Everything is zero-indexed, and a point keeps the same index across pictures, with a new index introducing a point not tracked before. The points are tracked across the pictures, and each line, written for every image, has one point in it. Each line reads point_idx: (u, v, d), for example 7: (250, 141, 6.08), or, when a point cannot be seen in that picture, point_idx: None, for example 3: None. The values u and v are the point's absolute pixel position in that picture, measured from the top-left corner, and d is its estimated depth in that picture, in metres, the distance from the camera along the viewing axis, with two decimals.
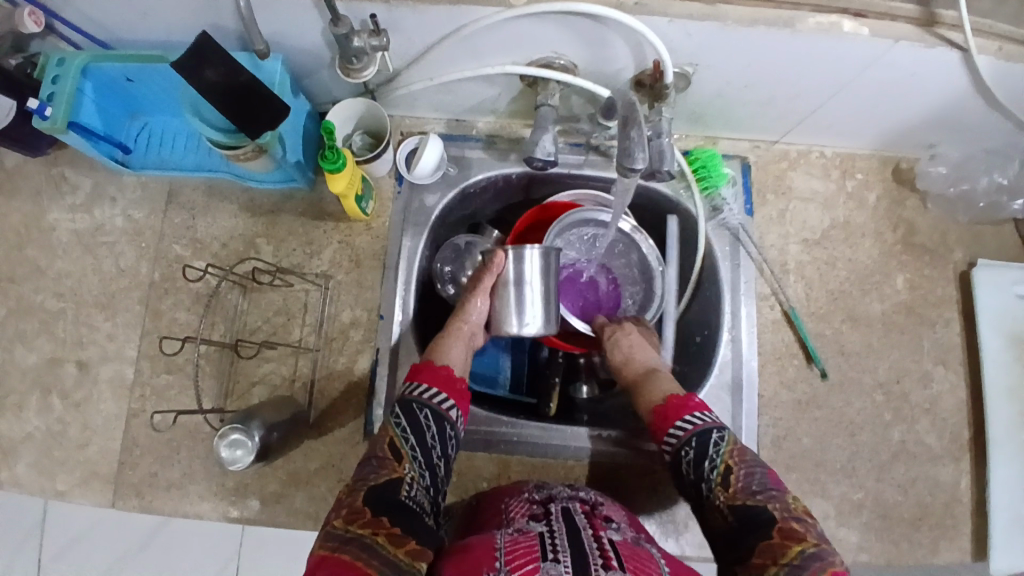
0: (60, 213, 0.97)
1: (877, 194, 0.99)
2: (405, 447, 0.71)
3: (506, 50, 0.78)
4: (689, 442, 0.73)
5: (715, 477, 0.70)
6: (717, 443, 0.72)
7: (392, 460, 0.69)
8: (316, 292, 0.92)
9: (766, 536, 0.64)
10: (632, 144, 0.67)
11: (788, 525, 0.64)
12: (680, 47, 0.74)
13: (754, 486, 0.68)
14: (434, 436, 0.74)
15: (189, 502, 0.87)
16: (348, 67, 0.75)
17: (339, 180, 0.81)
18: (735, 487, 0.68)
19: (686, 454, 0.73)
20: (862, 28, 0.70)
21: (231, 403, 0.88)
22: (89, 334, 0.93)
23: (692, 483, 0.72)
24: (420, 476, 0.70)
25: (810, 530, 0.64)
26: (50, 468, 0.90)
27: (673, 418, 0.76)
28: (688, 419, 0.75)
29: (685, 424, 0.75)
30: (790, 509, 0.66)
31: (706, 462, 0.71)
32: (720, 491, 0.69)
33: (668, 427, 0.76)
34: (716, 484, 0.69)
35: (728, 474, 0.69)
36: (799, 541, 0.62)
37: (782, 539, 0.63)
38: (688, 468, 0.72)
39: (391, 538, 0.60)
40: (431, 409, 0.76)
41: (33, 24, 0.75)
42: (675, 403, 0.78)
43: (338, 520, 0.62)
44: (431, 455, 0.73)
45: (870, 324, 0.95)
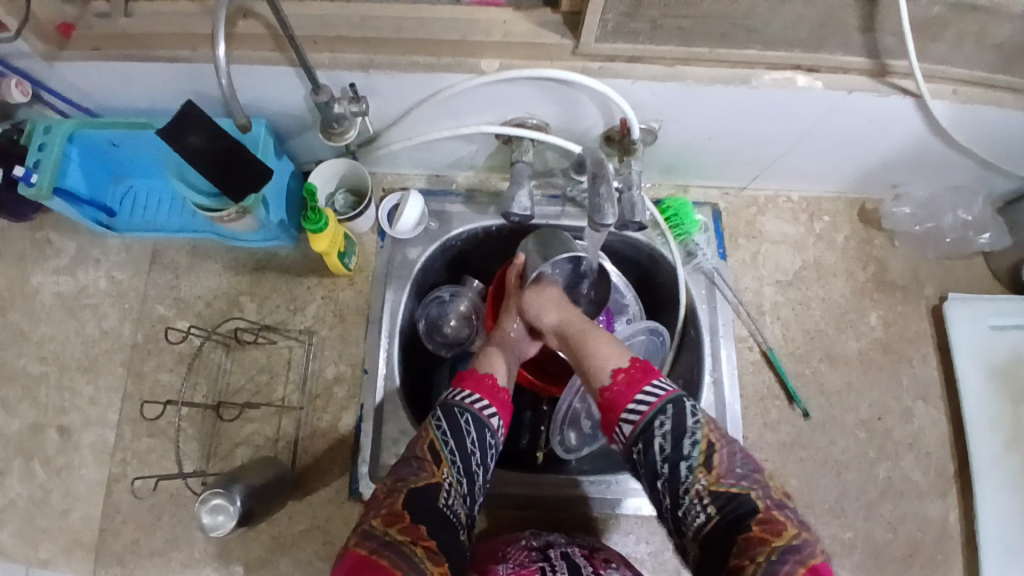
0: (44, 276, 0.97)
1: (845, 234, 1.03)
2: (445, 452, 0.71)
3: (480, 111, 0.81)
4: (664, 411, 0.69)
5: (697, 456, 0.67)
6: (695, 418, 0.69)
7: (432, 463, 0.69)
8: (301, 348, 0.92)
9: (745, 530, 0.61)
10: (601, 200, 0.69)
11: (768, 517, 0.62)
12: (644, 106, 0.78)
13: (737, 468, 0.67)
14: (474, 443, 0.73)
15: (171, 570, 0.85)
16: (329, 131, 0.78)
17: (322, 239, 0.83)
18: (718, 471, 0.66)
19: (659, 425, 0.69)
20: (816, 82, 0.74)
21: (213, 464, 0.87)
22: (71, 398, 0.92)
23: (668, 460, 0.68)
24: (458, 482, 0.70)
25: (790, 519, 0.63)
26: (30, 537, 0.88)
27: (634, 392, 0.72)
28: (655, 388, 0.71)
29: (653, 395, 0.71)
30: (771, 498, 0.65)
31: (686, 438, 0.68)
32: (701, 473, 0.66)
33: (630, 401, 0.71)
34: (698, 465, 0.67)
35: (711, 454, 0.67)
36: (780, 535, 0.60)
37: (761, 534, 0.60)
38: (664, 442, 0.68)
39: (428, 554, 0.59)
40: (473, 415, 0.75)
41: (19, 94, 0.77)
42: (622, 380, 0.73)
43: (377, 519, 0.62)
44: (470, 463, 0.72)
45: (848, 362, 0.97)
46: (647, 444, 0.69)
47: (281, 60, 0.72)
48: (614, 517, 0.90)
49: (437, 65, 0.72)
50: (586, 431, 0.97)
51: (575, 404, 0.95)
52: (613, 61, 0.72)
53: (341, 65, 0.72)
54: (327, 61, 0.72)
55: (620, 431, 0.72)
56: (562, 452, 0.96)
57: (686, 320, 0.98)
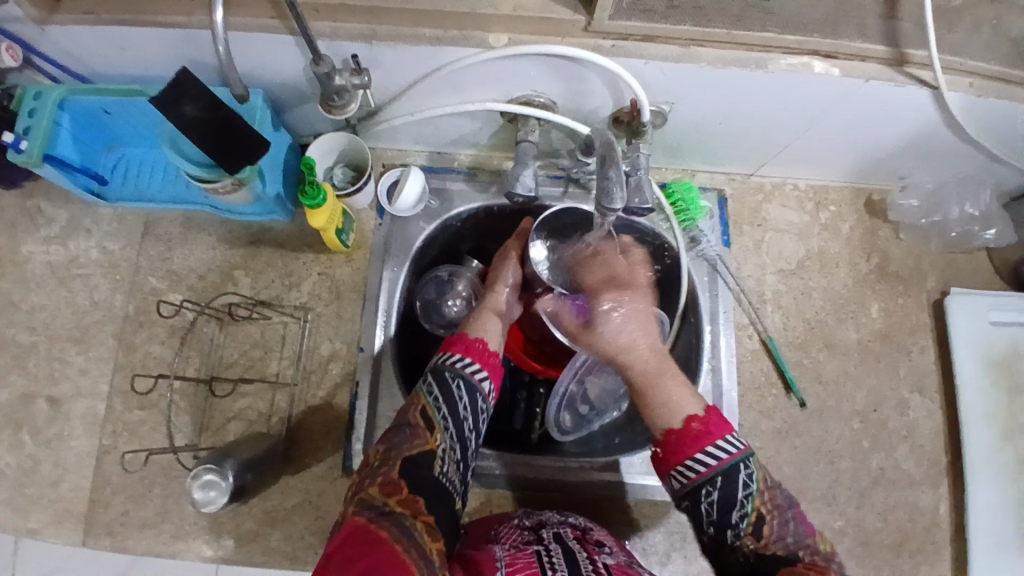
0: (34, 245, 0.95)
1: (850, 224, 1.02)
2: (438, 418, 0.71)
3: (486, 87, 0.78)
4: (713, 482, 0.67)
5: (745, 526, 0.66)
6: (747, 489, 0.67)
7: (425, 431, 0.69)
8: (295, 324, 0.91)
9: (789, 567, 0.63)
10: (609, 183, 0.68)
11: (814, 562, 0.64)
12: (655, 86, 0.76)
13: (786, 536, 0.66)
14: (465, 407, 0.74)
15: (163, 542, 0.85)
16: (329, 104, 0.75)
17: (319, 215, 0.81)
18: (766, 538, 0.66)
19: (709, 495, 0.67)
20: (832, 69, 0.71)
21: (206, 438, 0.87)
22: (61, 369, 0.91)
23: (713, 524, 0.68)
24: (451, 448, 0.71)
25: (831, 565, 0.64)
26: (19, 506, 0.87)
27: (689, 453, 0.69)
28: (711, 451, 0.68)
29: (717, 454, 0.68)
30: (818, 552, 0.65)
31: (735, 509, 0.67)
32: (750, 540, 0.66)
33: (689, 456, 0.69)
34: (746, 532, 0.66)
35: (760, 524, 0.66)
36: (823, 572, 0.62)
37: (806, 569, 0.62)
38: (711, 510, 0.67)
39: (426, 529, 0.60)
40: (464, 379, 0.76)
41: (10, 59, 0.74)
42: (695, 429, 0.70)
43: (374, 490, 0.63)
44: (462, 428, 0.73)
45: (846, 353, 0.97)
46: (695, 505, 0.69)
47: (281, 28, 0.69)
48: (607, 500, 0.90)
49: (443, 38, 0.70)
50: (581, 415, 0.97)
51: (572, 386, 0.95)
52: (626, 40, 0.69)
53: (343, 35, 0.69)
54: (328, 30, 0.69)
55: (671, 482, 0.71)
56: (557, 434, 0.96)
57: (686, 305, 0.97)
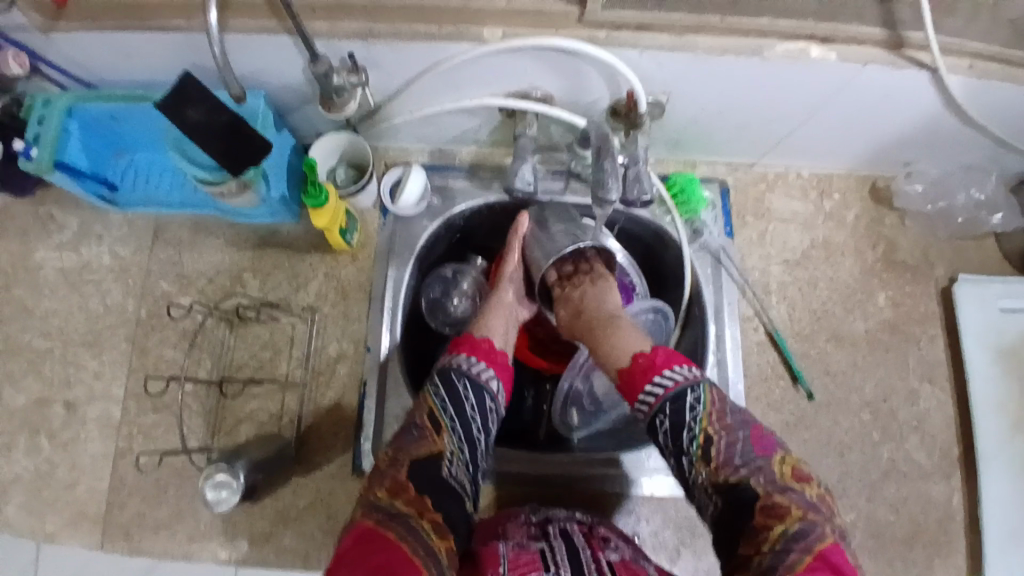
0: (47, 252, 0.97)
1: (856, 213, 1.01)
2: (445, 418, 0.72)
3: (484, 83, 0.79)
4: (664, 409, 0.71)
5: (696, 450, 0.68)
6: (695, 410, 0.70)
7: (433, 431, 0.70)
8: (303, 325, 0.92)
9: (749, 518, 0.63)
10: (605, 174, 0.69)
11: (774, 502, 0.63)
12: (652, 76, 0.76)
13: (737, 458, 0.67)
14: (473, 408, 0.75)
15: (178, 542, 0.86)
16: (329, 103, 0.76)
17: (322, 216, 0.82)
18: (717, 462, 0.67)
19: (662, 424, 0.71)
20: (830, 53, 0.71)
21: (218, 440, 0.88)
22: (76, 373, 0.93)
23: (672, 454, 0.70)
24: (460, 450, 0.71)
25: (795, 501, 0.63)
26: (38, 509, 0.90)
27: (638, 386, 0.73)
28: (664, 375, 0.72)
29: (657, 390, 0.72)
30: (776, 482, 0.65)
31: (685, 432, 0.69)
32: (702, 466, 0.68)
33: (636, 394, 0.73)
34: (698, 457, 0.68)
35: (709, 446, 0.68)
36: (785, 519, 0.62)
37: (764, 522, 0.63)
38: (667, 438, 0.70)
39: (433, 527, 0.62)
40: (471, 380, 0.76)
41: (17, 66, 0.76)
42: (627, 376, 0.75)
43: (381, 491, 0.64)
44: (470, 429, 0.73)
45: (854, 343, 0.96)
46: (657, 437, 0.72)
47: (279, 29, 0.70)
48: (615, 494, 0.90)
49: (439, 35, 0.70)
50: (589, 410, 0.97)
51: (577, 383, 0.96)
52: (620, 30, 0.69)
53: (340, 34, 0.70)
54: (325, 30, 0.70)
55: (637, 420, 0.75)
56: (566, 432, 0.97)
57: (690, 297, 0.97)
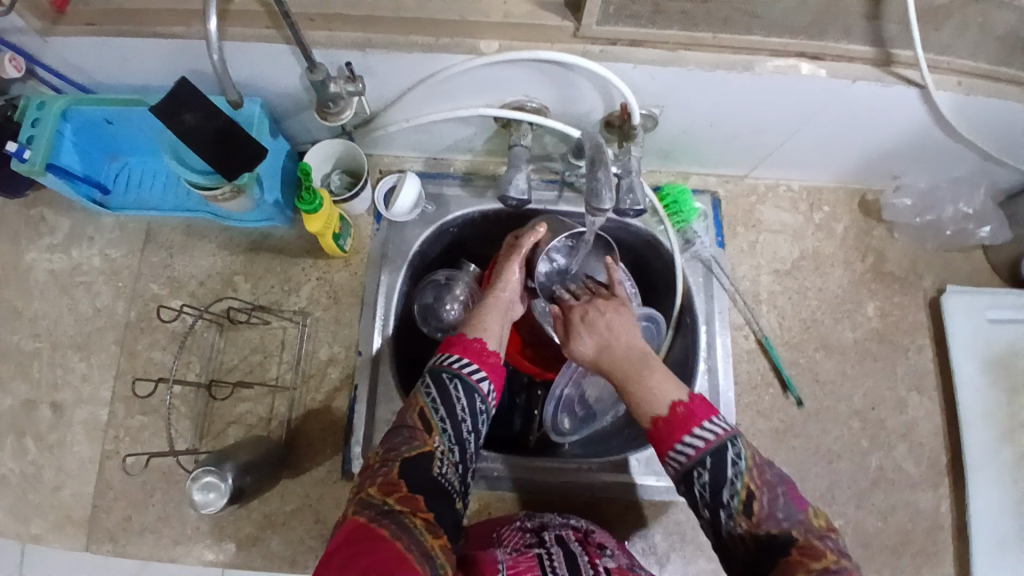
0: (38, 254, 0.97)
1: (845, 224, 1.02)
2: (436, 419, 0.71)
3: (478, 94, 0.80)
4: (703, 462, 0.63)
5: (736, 505, 0.62)
6: (736, 466, 0.63)
7: (423, 432, 0.70)
8: (294, 329, 0.92)
9: (784, 554, 0.60)
10: (598, 184, 0.70)
11: (810, 545, 0.60)
12: (645, 90, 0.77)
13: (778, 512, 0.61)
14: (464, 409, 0.73)
15: (164, 546, 0.85)
16: (324, 112, 0.76)
17: (315, 220, 0.82)
18: (758, 515, 0.61)
19: (700, 476, 0.64)
20: (820, 69, 0.73)
21: (206, 442, 0.88)
22: (63, 375, 0.92)
23: (707, 506, 0.64)
24: (450, 450, 0.70)
25: (831, 546, 0.60)
26: (22, 513, 0.89)
27: (677, 436, 0.66)
28: (695, 432, 0.65)
29: (695, 443, 0.65)
30: (812, 528, 0.61)
31: (726, 488, 0.62)
32: (741, 518, 0.62)
33: (675, 442, 0.66)
34: (737, 511, 0.62)
35: (751, 501, 0.62)
36: (819, 559, 0.59)
37: (800, 557, 0.59)
38: (704, 491, 0.63)
39: (427, 526, 0.59)
40: (462, 380, 0.75)
41: (13, 69, 0.76)
42: (664, 425, 0.67)
43: (373, 488, 0.62)
44: (461, 431, 0.72)
45: (843, 352, 0.97)
46: (689, 488, 0.65)
47: (277, 38, 0.71)
48: (605, 501, 0.90)
49: (436, 46, 0.71)
50: (580, 415, 0.98)
51: (568, 390, 0.97)
52: (614, 45, 0.70)
53: (337, 44, 0.71)
54: (323, 39, 0.71)
55: (664, 468, 0.67)
56: (556, 435, 0.96)
57: (682, 306, 0.97)
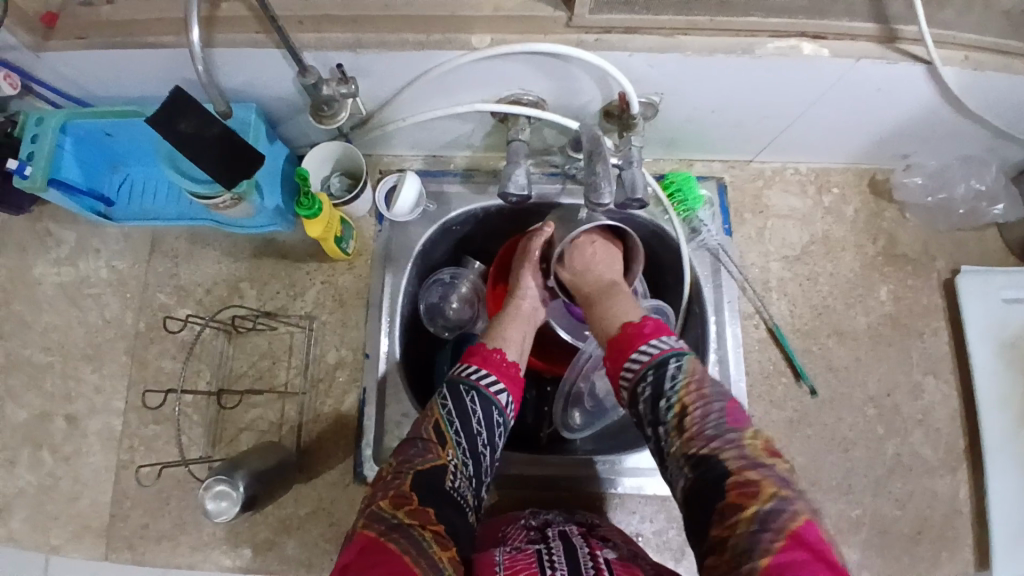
0: (45, 267, 0.98)
1: (855, 207, 1.00)
2: (451, 433, 0.72)
3: (474, 89, 0.79)
4: (647, 373, 0.71)
5: (671, 419, 0.67)
6: (676, 375, 0.69)
7: (438, 445, 0.70)
8: (301, 333, 0.92)
9: (719, 492, 0.61)
10: (598, 178, 0.69)
11: (743, 476, 0.61)
12: (644, 78, 0.75)
13: (710, 430, 0.65)
14: (479, 422, 0.74)
15: (181, 553, 0.86)
16: (320, 114, 0.75)
17: (316, 224, 0.81)
18: (691, 432, 0.66)
19: (642, 391, 0.70)
20: (822, 49, 0.71)
21: (219, 450, 0.88)
22: (77, 387, 0.93)
23: (650, 423, 0.69)
24: (464, 464, 0.71)
25: (764, 475, 0.60)
26: (42, 523, 0.90)
27: (636, 345, 0.75)
28: (648, 344, 0.73)
29: (644, 354, 0.73)
30: (747, 456, 0.62)
31: (662, 401, 0.68)
32: (676, 435, 0.67)
33: (628, 357, 0.74)
34: (672, 426, 0.67)
35: (684, 416, 0.67)
36: (755, 496, 0.59)
37: (735, 496, 0.60)
38: (647, 406, 0.70)
39: (436, 538, 0.60)
40: (480, 393, 0.76)
41: (9, 87, 0.76)
42: (627, 333, 0.77)
43: (385, 502, 0.63)
44: (475, 443, 0.73)
45: (856, 338, 0.95)
46: (637, 404, 0.71)
47: (268, 42, 0.70)
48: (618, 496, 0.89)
49: (428, 42, 0.70)
50: (590, 410, 0.97)
51: (579, 384, 0.96)
52: (610, 33, 0.69)
53: (327, 46, 0.70)
54: (313, 42, 0.70)
55: (622, 393, 0.74)
56: (566, 431, 0.96)
57: (690, 296, 0.96)
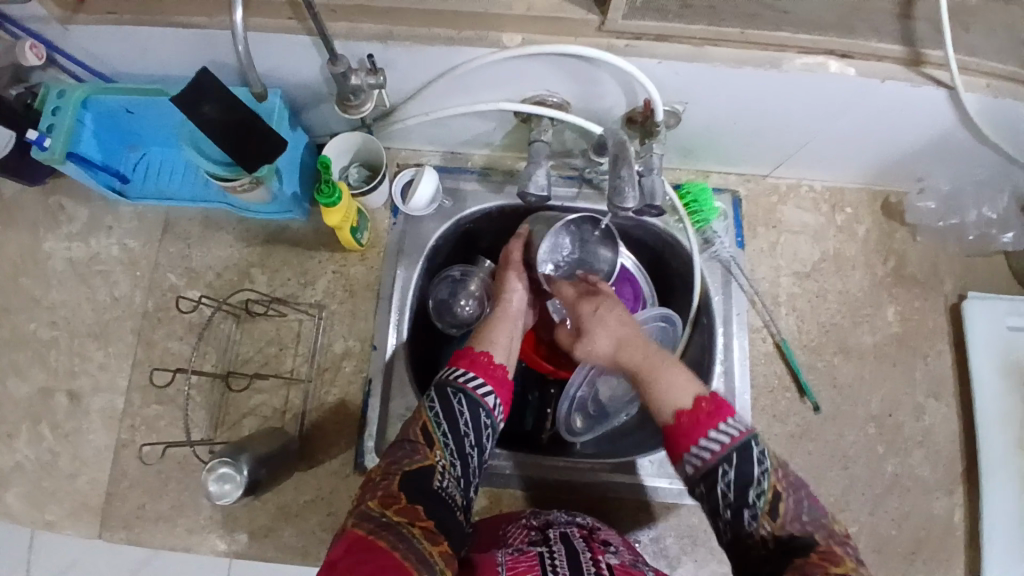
0: (56, 241, 0.97)
1: (866, 226, 1.01)
2: (438, 434, 0.72)
3: (499, 88, 0.79)
4: (729, 459, 0.65)
5: (762, 504, 0.63)
6: (762, 464, 0.65)
7: (425, 446, 0.70)
8: (310, 321, 0.92)
9: (803, 555, 0.59)
10: (621, 182, 0.69)
11: (832, 549, 0.60)
12: (669, 86, 0.76)
13: (803, 515, 0.63)
14: (467, 424, 0.74)
15: (178, 535, 0.86)
16: (345, 104, 0.75)
17: (334, 213, 0.81)
18: (783, 518, 0.62)
19: (725, 475, 0.65)
20: (848, 68, 0.71)
21: (221, 433, 0.88)
22: (81, 363, 0.93)
23: (730, 507, 0.64)
24: (452, 464, 0.71)
25: (850, 554, 0.60)
26: (37, 499, 0.89)
27: (697, 434, 0.68)
28: (722, 427, 0.67)
29: (720, 438, 0.66)
30: (833, 534, 0.61)
31: (752, 486, 0.63)
32: (765, 519, 0.63)
33: (698, 439, 0.67)
34: (762, 511, 0.63)
35: (776, 502, 0.63)
36: (839, 564, 0.58)
37: (819, 559, 0.58)
38: (728, 490, 0.64)
39: (426, 534, 0.60)
40: (466, 395, 0.76)
41: (35, 58, 0.75)
42: (686, 421, 0.68)
43: (373, 501, 0.62)
44: (463, 444, 0.73)
45: (862, 357, 0.96)
46: (710, 487, 0.66)
47: (299, 29, 0.71)
48: (618, 501, 0.89)
49: (457, 39, 0.71)
50: (593, 415, 0.97)
51: (584, 390, 0.95)
52: (639, 39, 0.70)
53: (359, 36, 0.71)
54: (344, 31, 0.70)
55: (683, 469, 0.68)
56: (567, 434, 0.96)
57: (700, 306, 0.96)
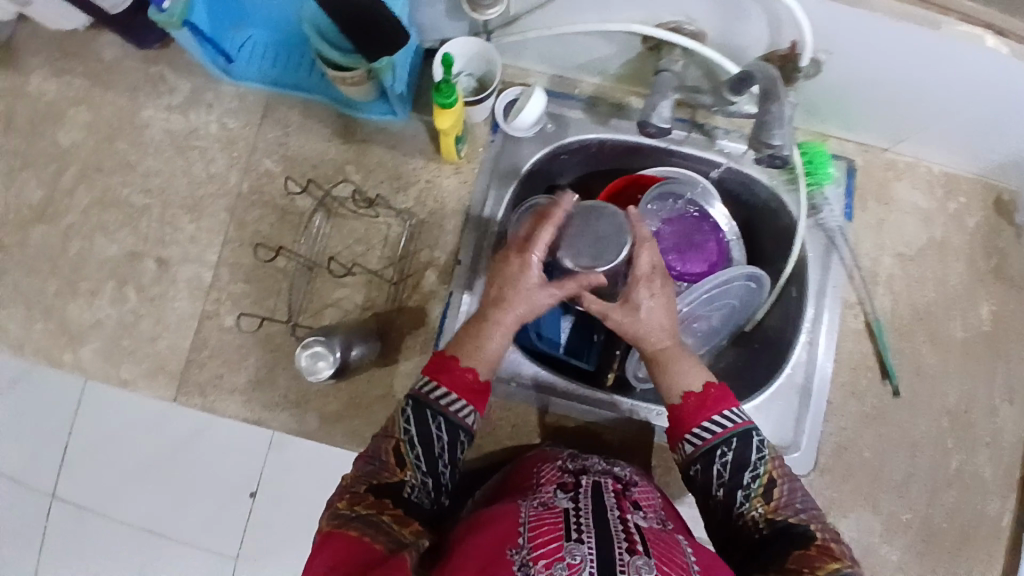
0: (156, 111, 0.98)
1: (979, 218, 0.96)
2: (410, 455, 0.64)
3: (635, 9, 0.75)
4: (729, 442, 0.66)
5: (756, 487, 0.64)
6: (760, 453, 0.66)
7: (396, 464, 0.64)
8: (398, 226, 0.92)
9: (803, 546, 0.60)
10: (770, 118, 0.67)
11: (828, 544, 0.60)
12: (821, 31, 0.71)
13: (797, 503, 0.64)
14: (444, 447, 0.65)
15: (251, 408, 0.90)
16: (474, 3, 0.73)
17: (447, 115, 0.79)
18: (776, 502, 0.64)
19: (723, 455, 0.65)
20: (1002, 47, 0.67)
21: (303, 319, 0.90)
22: (172, 234, 0.95)
23: (723, 486, 0.65)
24: (424, 482, 0.64)
25: (847, 552, 0.59)
26: (115, 356, 0.94)
27: (702, 415, 0.67)
28: (727, 413, 0.67)
29: (723, 421, 0.66)
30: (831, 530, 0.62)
31: (747, 470, 0.65)
32: (758, 502, 0.64)
33: (701, 419, 0.67)
34: (756, 494, 0.64)
35: (772, 487, 0.64)
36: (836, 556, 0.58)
37: (819, 552, 0.58)
38: (723, 469, 0.65)
39: (395, 519, 0.59)
40: (447, 420, 0.66)
41: None
42: (693, 402, 0.67)
43: (342, 502, 0.59)
44: (437, 466, 0.65)
45: (949, 349, 0.93)
46: (707, 466, 0.66)
47: None
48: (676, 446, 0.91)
49: None
50: None
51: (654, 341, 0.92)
52: None
53: None
54: None
55: (681, 447, 0.68)
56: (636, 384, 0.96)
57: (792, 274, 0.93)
